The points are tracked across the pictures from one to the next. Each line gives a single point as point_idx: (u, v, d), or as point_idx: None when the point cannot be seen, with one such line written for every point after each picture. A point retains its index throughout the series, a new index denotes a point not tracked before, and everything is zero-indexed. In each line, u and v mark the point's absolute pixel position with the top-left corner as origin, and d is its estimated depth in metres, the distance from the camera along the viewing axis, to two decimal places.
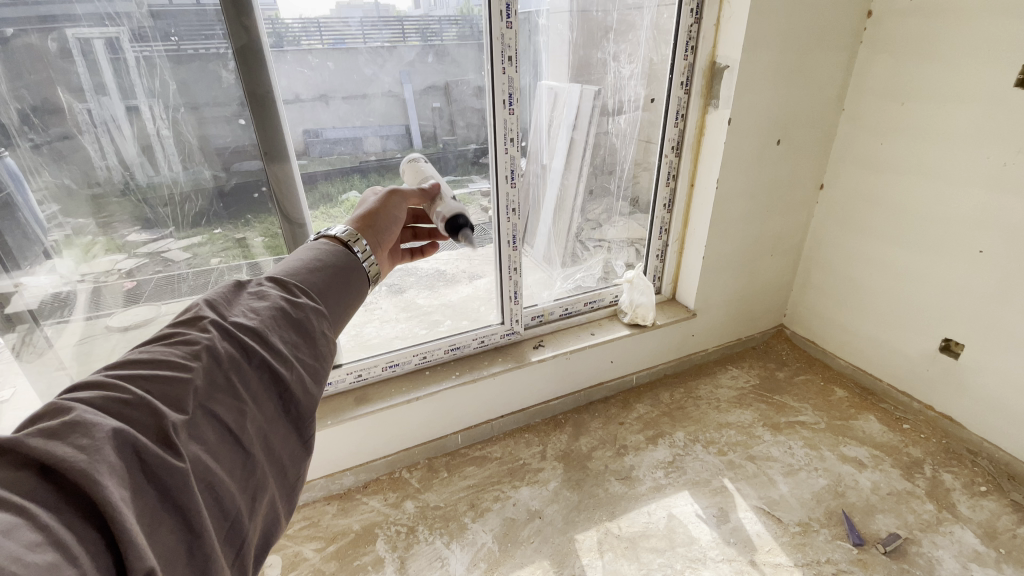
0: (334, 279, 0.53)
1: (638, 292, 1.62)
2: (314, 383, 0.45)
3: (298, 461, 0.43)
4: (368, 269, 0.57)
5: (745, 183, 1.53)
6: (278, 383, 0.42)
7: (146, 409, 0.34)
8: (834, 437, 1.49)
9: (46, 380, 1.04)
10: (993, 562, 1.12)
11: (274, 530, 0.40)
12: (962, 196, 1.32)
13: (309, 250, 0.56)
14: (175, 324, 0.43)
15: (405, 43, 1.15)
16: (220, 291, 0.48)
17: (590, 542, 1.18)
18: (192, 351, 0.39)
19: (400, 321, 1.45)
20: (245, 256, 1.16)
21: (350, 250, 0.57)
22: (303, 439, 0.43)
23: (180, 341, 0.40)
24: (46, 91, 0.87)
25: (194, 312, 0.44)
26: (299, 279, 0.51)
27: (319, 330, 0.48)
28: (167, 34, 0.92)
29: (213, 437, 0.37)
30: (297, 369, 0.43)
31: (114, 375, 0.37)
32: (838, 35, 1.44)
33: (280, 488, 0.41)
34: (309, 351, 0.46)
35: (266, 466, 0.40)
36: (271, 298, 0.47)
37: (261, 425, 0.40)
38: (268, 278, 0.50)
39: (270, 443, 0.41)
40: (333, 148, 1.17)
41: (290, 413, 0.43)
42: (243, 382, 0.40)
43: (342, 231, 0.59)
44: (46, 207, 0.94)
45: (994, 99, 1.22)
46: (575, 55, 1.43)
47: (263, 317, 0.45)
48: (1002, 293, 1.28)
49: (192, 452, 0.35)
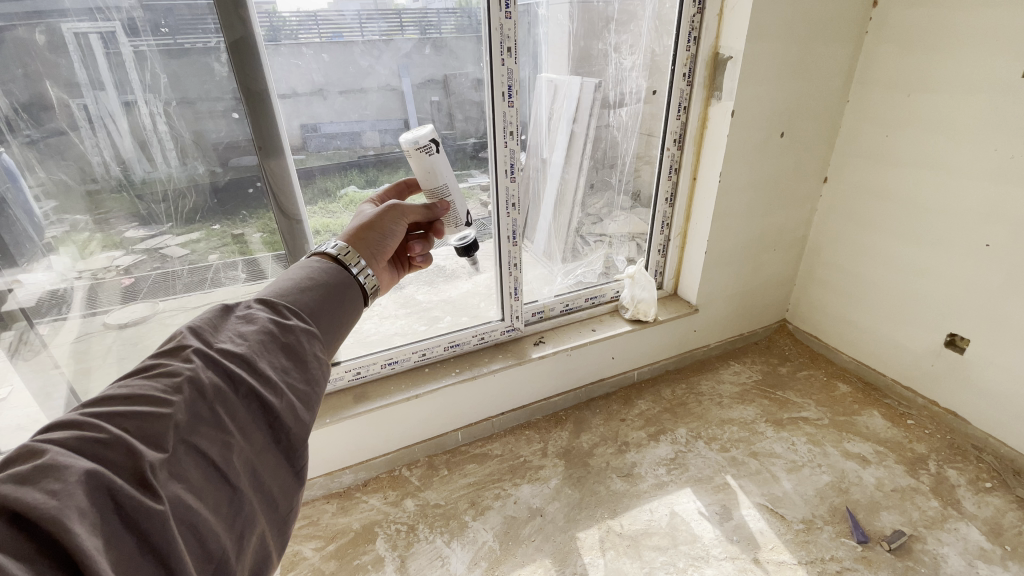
0: (327, 298, 0.53)
1: (639, 287, 1.60)
2: (306, 410, 0.43)
3: (291, 492, 0.41)
4: (363, 283, 0.58)
5: (747, 180, 1.51)
6: (267, 412, 0.41)
7: (122, 449, 0.33)
8: (837, 433, 1.48)
9: (42, 381, 1.03)
10: (998, 559, 1.11)
11: (264, 566, 0.39)
12: (970, 189, 1.30)
13: (302, 269, 0.55)
14: (158, 354, 0.41)
15: (402, 35, 1.13)
16: (207, 315, 0.46)
17: (593, 540, 1.17)
18: (173, 383, 0.38)
19: (399, 317, 1.42)
20: (242, 252, 1.13)
21: (344, 266, 0.57)
22: (295, 469, 0.42)
23: (161, 373, 0.39)
24: (36, 85, 0.85)
25: (177, 340, 0.42)
26: (289, 301, 0.50)
27: (311, 353, 0.46)
28: (158, 26, 0.89)
29: (196, 474, 0.35)
30: (288, 396, 0.42)
31: (91, 414, 0.35)
32: (844, 26, 1.41)
33: (269, 523, 0.39)
34: (301, 375, 0.44)
35: (254, 501, 0.38)
36: (260, 321, 0.46)
37: (249, 457, 0.39)
38: (257, 300, 0.49)
39: (258, 476, 0.39)
40: (330, 142, 1.15)
41: (281, 443, 0.41)
42: (228, 413, 0.39)
43: (333, 246, 0.60)
44: (42, 204, 0.92)
45: (1003, 90, 1.19)
46: (574, 47, 1.38)
47: (251, 342, 0.44)
48: (1010, 287, 1.26)
49: (172, 493, 0.33)
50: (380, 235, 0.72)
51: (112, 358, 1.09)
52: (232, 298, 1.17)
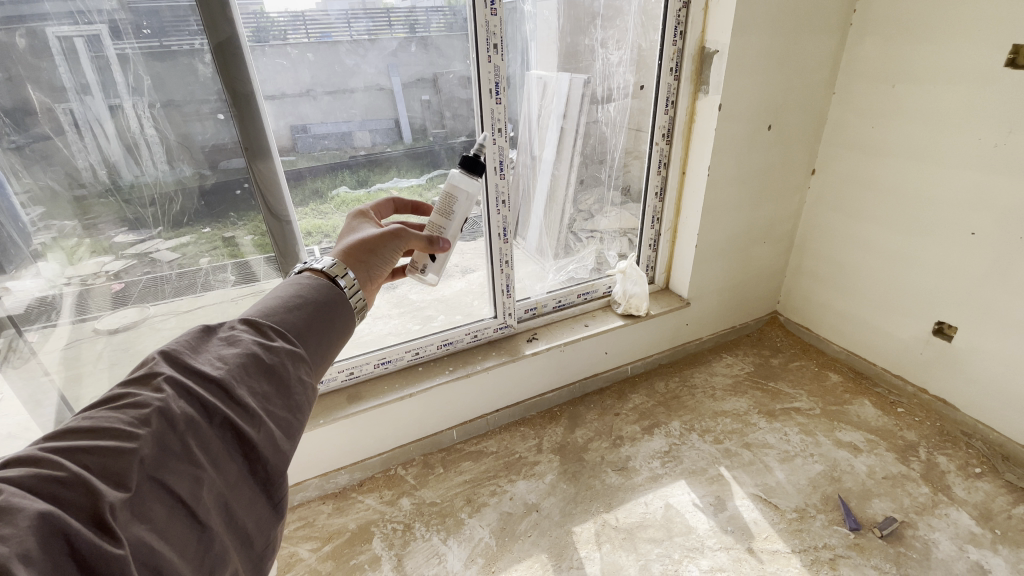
0: (316, 316, 0.53)
1: (630, 282, 1.61)
2: (285, 438, 0.44)
3: (268, 526, 0.42)
4: (352, 301, 0.58)
5: (735, 175, 1.52)
6: (243, 443, 0.41)
7: (82, 489, 0.33)
8: (829, 422, 1.49)
9: (31, 389, 1.01)
10: (988, 543, 1.13)
11: None
12: (956, 178, 1.31)
13: (291, 286, 0.55)
14: (128, 383, 0.41)
15: (389, 34, 1.12)
16: (187, 338, 0.46)
17: (588, 534, 1.18)
18: (141, 415, 0.37)
19: (392, 317, 1.40)
20: (233, 255, 1.13)
21: (335, 283, 0.58)
22: (272, 501, 0.42)
23: (130, 405, 0.38)
24: (20, 90, 0.84)
25: (151, 366, 0.42)
26: (275, 320, 0.51)
27: (294, 376, 0.47)
28: (140, 27, 0.88)
29: (163, 512, 0.35)
30: (265, 426, 0.42)
31: (53, 450, 0.35)
32: (828, 18, 1.42)
33: (244, 559, 0.40)
34: (282, 402, 0.45)
35: (226, 538, 0.38)
36: (243, 344, 0.46)
37: (221, 491, 0.39)
38: (241, 321, 0.49)
39: (232, 509, 0.39)
40: (318, 143, 1.14)
41: (257, 475, 0.42)
42: (201, 445, 0.39)
43: (326, 264, 0.60)
44: (30, 210, 0.91)
45: (985, 79, 1.21)
46: (562, 43, 1.38)
47: (230, 366, 0.44)
48: (996, 274, 1.28)
49: (134, 535, 0.33)
50: (378, 258, 0.72)
51: (104, 363, 1.08)
52: (224, 301, 1.17)
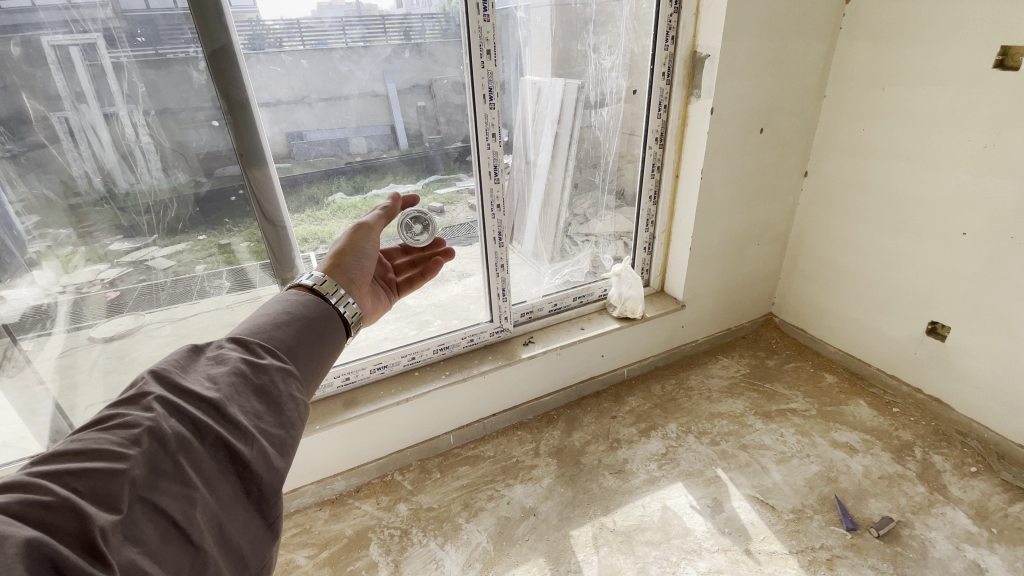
0: (305, 333, 0.53)
1: (626, 285, 1.61)
2: (279, 456, 0.44)
3: (262, 547, 0.41)
4: (344, 313, 0.59)
5: (727, 178, 1.53)
6: (236, 461, 0.41)
7: (70, 513, 0.33)
8: (824, 422, 1.50)
9: (26, 398, 1.02)
10: (985, 541, 1.13)
11: None
12: (948, 179, 1.32)
13: (278, 304, 0.56)
14: (117, 404, 0.41)
15: (384, 41, 1.13)
16: (174, 358, 0.46)
17: (586, 538, 1.18)
18: (131, 435, 0.38)
19: (388, 322, 1.40)
20: (229, 262, 1.13)
21: (324, 297, 0.58)
22: (266, 521, 0.42)
23: (120, 425, 0.39)
24: (15, 98, 0.84)
25: (139, 387, 0.42)
26: (264, 337, 0.51)
27: (286, 393, 0.47)
28: (134, 35, 0.89)
29: (155, 535, 0.35)
30: (259, 444, 0.42)
31: (40, 473, 0.35)
32: (816, 23, 1.44)
33: None
34: (274, 419, 0.45)
35: (220, 560, 0.38)
36: (231, 362, 0.46)
37: (214, 512, 0.38)
38: (229, 339, 0.49)
39: (226, 530, 0.39)
40: (314, 149, 1.14)
41: (251, 494, 0.41)
42: (193, 465, 0.39)
43: (311, 278, 0.60)
44: (25, 218, 0.92)
45: (974, 80, 1.22)
46: (556, 48, 1.39)
47: (222, 385, 0.44)
48: (989, 272, 1.29)
49: (126, 559, 0.32)
50: (355, 258, 0.72)
51: (98, 372, 1.08)
52: (220, 307, 1.17)
